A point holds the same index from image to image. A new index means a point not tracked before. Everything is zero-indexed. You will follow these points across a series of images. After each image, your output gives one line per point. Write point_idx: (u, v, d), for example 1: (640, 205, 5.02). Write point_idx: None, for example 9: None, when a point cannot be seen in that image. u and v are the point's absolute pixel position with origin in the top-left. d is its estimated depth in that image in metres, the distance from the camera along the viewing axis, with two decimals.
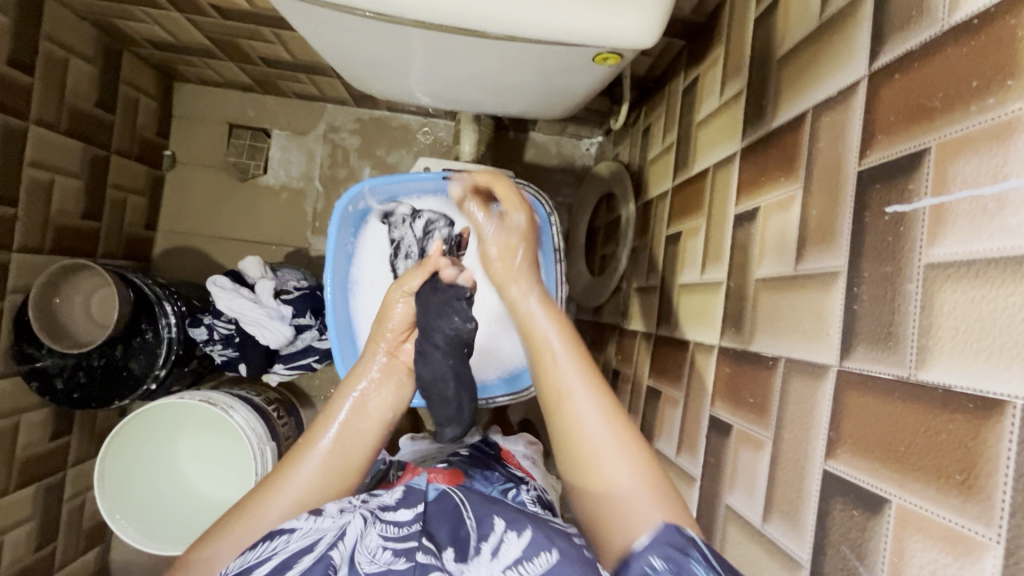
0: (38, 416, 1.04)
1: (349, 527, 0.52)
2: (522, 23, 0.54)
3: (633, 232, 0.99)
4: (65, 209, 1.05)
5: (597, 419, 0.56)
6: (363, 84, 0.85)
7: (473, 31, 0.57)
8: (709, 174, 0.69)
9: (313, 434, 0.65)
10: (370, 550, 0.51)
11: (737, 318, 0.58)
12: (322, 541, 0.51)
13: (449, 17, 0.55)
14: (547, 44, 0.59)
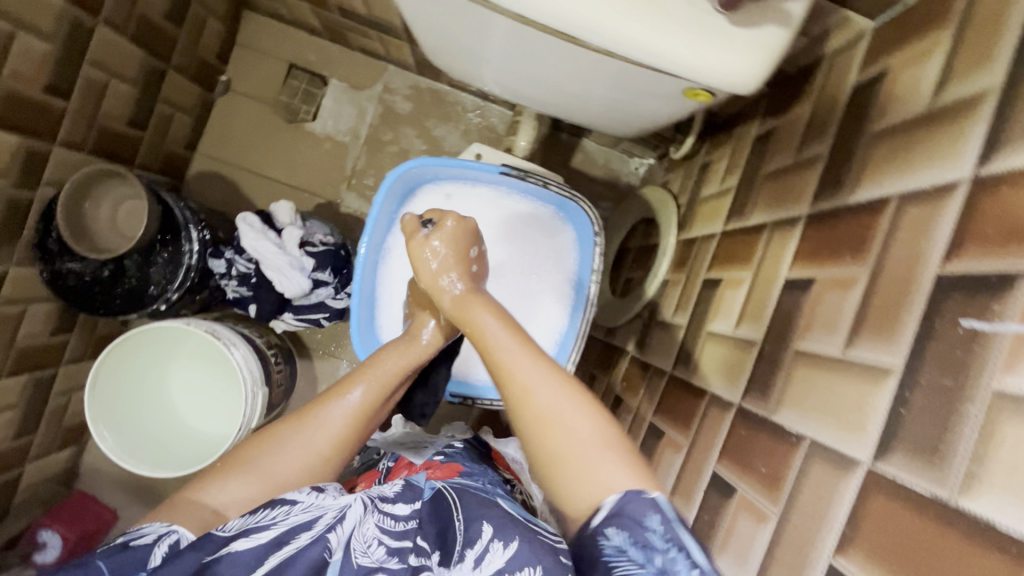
0: (43, 310, 1.04)
1: (348, 512, 0.54)
2: (624, 40, 0.53)
3: (667, 265, 0.98)
4: (115, 113, 1.04)
5: (544, 393, 0.57)
6: (436, 58, 0.83)
7: (574, 38, 0.55)
8: (766, 230, 0.68)
9: (342, 388, 0.68)
10: (365, 539, 0.53)
11: (764, 384, 0.57)
12: (320, 521, 0.53)
13: (550, 19, 0.53)
14: (638, 66, 0.57)
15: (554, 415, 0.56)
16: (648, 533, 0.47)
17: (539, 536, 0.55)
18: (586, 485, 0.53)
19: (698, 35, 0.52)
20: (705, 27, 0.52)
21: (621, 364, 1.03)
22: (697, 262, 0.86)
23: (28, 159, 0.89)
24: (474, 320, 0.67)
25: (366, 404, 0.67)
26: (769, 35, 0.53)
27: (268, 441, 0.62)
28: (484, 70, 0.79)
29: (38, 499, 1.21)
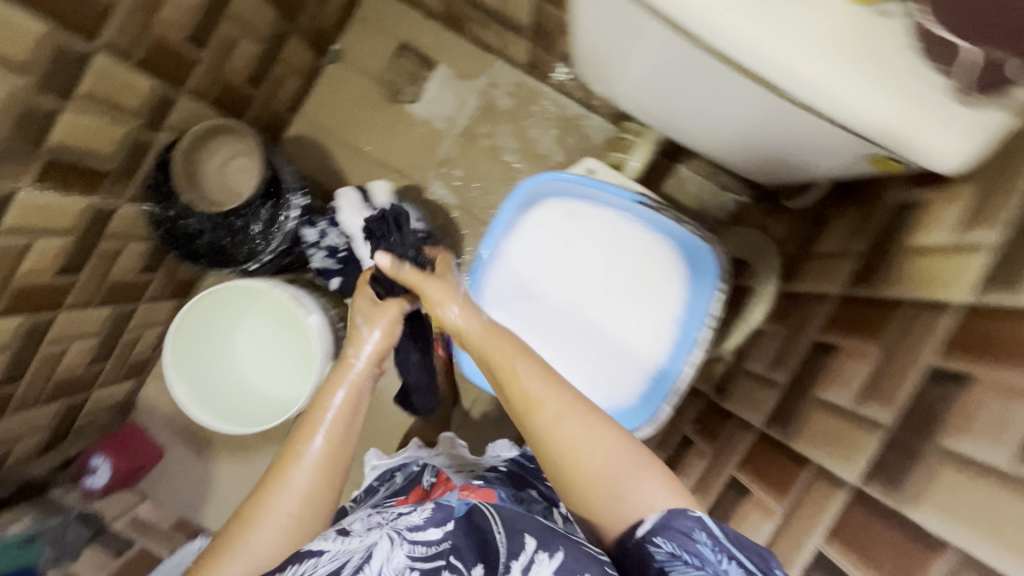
0: (140, 248, 1.06)
1: (376, 549, 0.52)
2: (849, 106, 0.51)
3: (762, 315, 0.95)
4: (239, 69, 1.05)
5: (570, 419, 0.62)
6: (583, 65, 0.81)
7: (778, 88, 0.53)
8: (904, 307, 0.65)
9: (305, 436, 0.71)
10: (395, 570, 0.51)
11: (895, 475, 0.55)
12: (348, 563, 0.51)
13: (776, 73, 0.51)
14: (842, 131, 0.56)
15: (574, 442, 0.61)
16: (697, 543, 0.52)
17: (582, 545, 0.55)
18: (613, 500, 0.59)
19: (920, 112, 0.51)
20: (931, 104, 0.50)
21: (694, 406, 1.01)
22: (804, 320, 0.83)
23: (157, 103, 0.91)
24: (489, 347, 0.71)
25: (328, 449, 0.71)
26: (987, 117, 0.51)
27: (253, 516, 0.65)
28: (634, 88, 0.77)
29: (96, 425, 1.25)
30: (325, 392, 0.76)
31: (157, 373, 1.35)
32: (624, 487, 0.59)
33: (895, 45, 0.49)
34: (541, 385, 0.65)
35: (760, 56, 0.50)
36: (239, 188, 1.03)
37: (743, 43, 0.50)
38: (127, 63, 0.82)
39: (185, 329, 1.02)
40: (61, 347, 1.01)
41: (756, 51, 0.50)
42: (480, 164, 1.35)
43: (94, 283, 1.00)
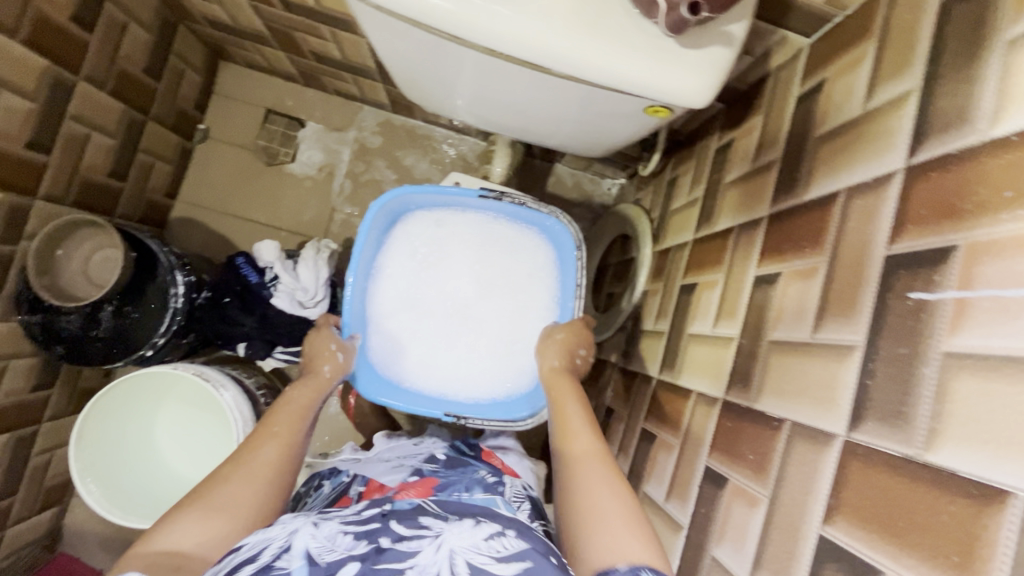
0: (26, 365, 1.03)
1: (297, 535, 0.52)
2: (570, 59, 0.52)
3: (646, 276, 1.02)
4: (94, 164, 1.06)
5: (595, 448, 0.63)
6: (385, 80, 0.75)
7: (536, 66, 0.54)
8: (732, 235, 0.72)
9: (272, 420, 0.67)
10: (329, 535, 0.53)
11: (744, 375, 0.60)
12: (267, 551, 0.50)
13: (515, 49, 0.53)
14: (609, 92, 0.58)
15: (581, 447, 0.63)
16: None
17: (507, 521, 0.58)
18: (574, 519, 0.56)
19: (652, 53, 0.52)
20: (656, 48, 0.52)
21: (609, 377, 1.06)
22: (675, 269, 0.89)
23: (9, 213, 0.91)
24: (567, 418, 0.67)
25: (293, 437, 0.66)
26: (717, 54, 0.54)
27: (212, 480, 0.59)
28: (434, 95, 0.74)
29: (22, 565, 1.16)
30: (287, 398, 0.71)
31: (82, 493, 1.28)
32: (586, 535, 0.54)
33: (602, 10, 0.52)
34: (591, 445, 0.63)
35: (493, 37, 0.52)
36: (100, 278, 1.04)
37: (480, 28, 0.51)
38: None
39: (111, 408, 1.01)
40: None
41: (483, 33, 0.52)
42: (371, 205, 1.37)
43: None
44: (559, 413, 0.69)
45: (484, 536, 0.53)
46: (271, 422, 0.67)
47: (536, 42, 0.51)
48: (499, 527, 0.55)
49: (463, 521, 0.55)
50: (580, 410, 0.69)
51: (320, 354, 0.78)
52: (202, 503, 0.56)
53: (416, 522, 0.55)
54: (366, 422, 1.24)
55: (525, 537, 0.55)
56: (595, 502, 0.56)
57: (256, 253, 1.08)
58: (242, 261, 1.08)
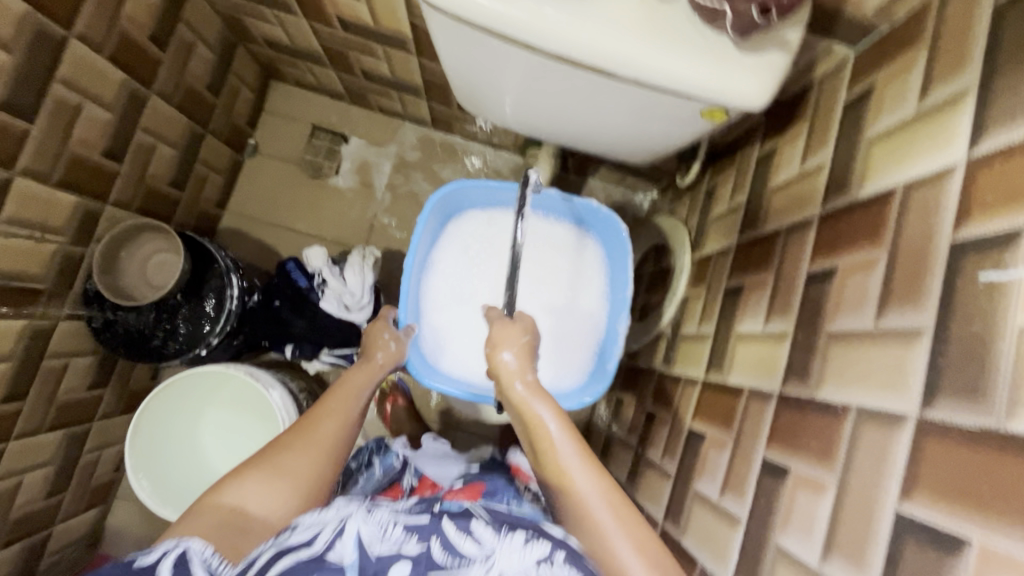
0: (83, 362, 1.07)
1: (349, 522, 0.53)
2: (637, 65, 0.55)
3: (685, 282, 1.04)
4: (158, 174, 1.12)
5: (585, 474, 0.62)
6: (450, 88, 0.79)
7: (602, 73, 0.58)
8: (781, 236, 0.74)
9: (328, 401, 0.69)
10: (381, 527, 0.54)
11: (803, 368, 0.61)
12: (321, 535, 0.52)
13: (584, 56, 0.56)
14: (670, 97, 0.61)
15: (572, 477, 0.63)
16: None
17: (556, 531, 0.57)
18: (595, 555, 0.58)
19: (716, 59, 0.55)
20: (719, 54, 0.55)
21: (648, 382, 1.07)
22: (717, 274, 0.91)
23: (84, 217, 0.96)
24: (546, 443, 0.66)
25: (348, 416, 0.68)
26: (775, 60, 0.57)
27: (270, 452, 0.62)
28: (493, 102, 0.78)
29: (64, 563, 1.18)
30: (345, 381, 0.73)
31: (123, 494, 1.30)
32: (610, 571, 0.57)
33: (669, 20, 0.55)
34: (581, 466, 0.63)
35: (565, 45, 0.55)
36: (156, 280, 1.05)
37: (552, 37, 0.55)
38: (47, 183, 0.87)
39: (160, 406, 1.05)
40: (12, 480, 0.98)
41: (555, 41, 0.55)
42: (409, 216, 1.41)
43: (40, 407, 1.00)
44: (541, 444, 0.66)
45: (537, 560, 0.51)
46: (329, 400, 0.69)
47: (610, 47, 0.54)
48: (555, 544, 0.53)
49: (516, 534, 0.54)
50: (558, 426, 0.67)
51: (376, 341, 0.81)
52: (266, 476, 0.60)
53: (466, 525, 0.55)
54: (403, 427, 1.26)
55: (582, 564, 0.52)
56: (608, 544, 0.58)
57: (304, 258, 1.13)
58: (291, 265, 1.13)
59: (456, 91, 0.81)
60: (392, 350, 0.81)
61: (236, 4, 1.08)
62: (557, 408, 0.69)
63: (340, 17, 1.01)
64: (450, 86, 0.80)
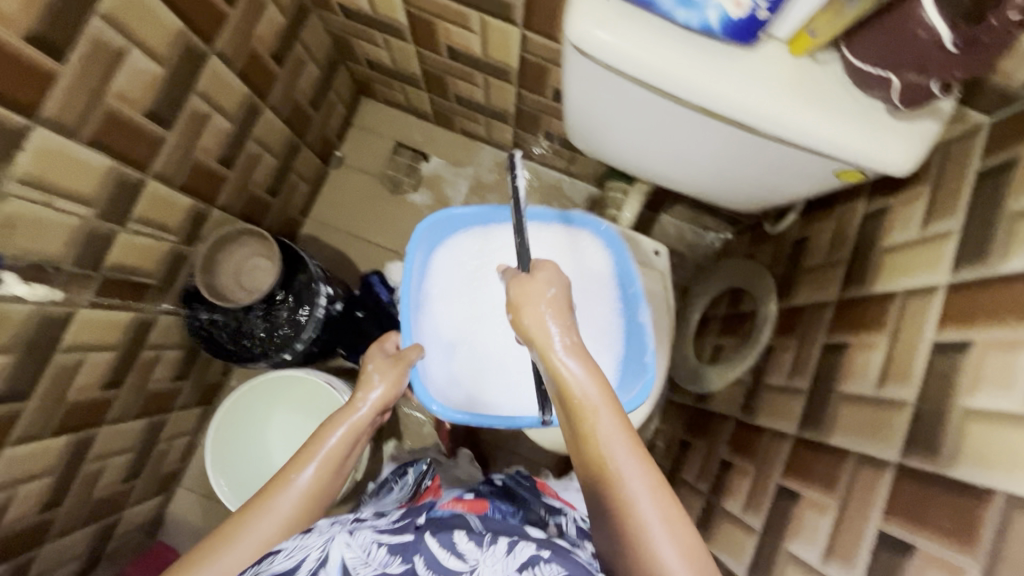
0: (173, 355, 1.11)
1: (332, 550, 0.56)
2: (783, 121, 0.56)
3: (769, 333, 1.02)
4: (259, 181, 1.17)
5: (631, 460, 0.55)
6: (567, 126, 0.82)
7: (742, 124, 0.59)
8: (896, 298, 0.72)
9: (295, 468, 0.73)
10: (366, 548, 0.57)
11: (931, 441, 0.59)
12: (304, 565, 0.55)
13: (726, 108, 0.57)
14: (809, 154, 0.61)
15: (614, 466, 0.55)
16: None
17: (563, 550, 0.58)
18: (636, 561, 0.53)
19: (865, 123, 0.56)
20: (869, 118, 0.56)
21: (724, 429, 1.05)
22: (811, 327, 0.90)
23: (194, 219, 1.01)
24: (591, 426, 0.57)
25: (317, 480, 0.73)
26: (926, 128, 0.56)
27: (231, 531, 0.65)
28: (606, 141, 0.80)
29: (127, 548, 1.21)
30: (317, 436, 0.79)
31: (185, 484, 1.33)
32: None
33: (819, 82, 0.56)
34: (625, 449, 0.56)
35: (711, 96, 0.57)
36: (246, 283, 1.06)
37: (698, 87, 0.57)
38: (171, 185, 0.91)
39: (236, 409, 1.08)
40: (98, 464, 1.01)
41: (701, 92, 0.57)
42: None
43: (132, 395, 1.04)
44: (580, 419, 0.58)
45: (517, 565, 0.54)
46: (299, 459, 0.75)
47: (756, 104, 0.56)
48: (535, 551, 0.55)
49: (498, 544, 0.57)
50: (609, 413, 0.58)
51: (362, 377, 0.88)
52: (236, 544, 0.64)
53: (448, 540, 0.58)
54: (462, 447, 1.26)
55: (564, 561, 0.54)
56: (651, 549, 0.52)
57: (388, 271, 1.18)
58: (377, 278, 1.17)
59: (569, 131, 0.84)
60: (373, 383, 0.87)
61: (349, 28, 1.13)
62: (595, 375, 0.60)
63: (449, 46, 1.05)
64: (566, 127, 0.83)
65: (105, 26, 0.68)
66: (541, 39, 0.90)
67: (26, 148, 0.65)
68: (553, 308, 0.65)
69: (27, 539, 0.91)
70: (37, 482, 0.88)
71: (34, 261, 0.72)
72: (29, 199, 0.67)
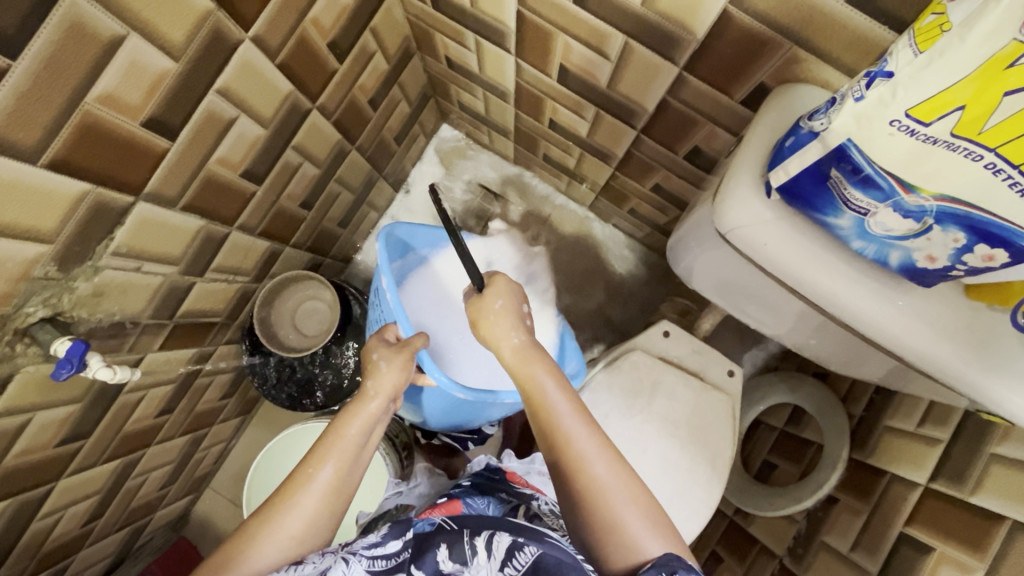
0: (223, 379, 1.11)
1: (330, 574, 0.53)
2: (917, 349, 0.52)
3: (840, 480, 0.95)
4: (333, 216, 1.14)
5: (577, 426, 0.63)
6: (677, 243, 0.80)
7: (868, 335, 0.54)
8: (1005, 528, 0.66)
9: (311, 465, 0.63)
10: None
11: None
12: None
13: (857, 320, 0.53)
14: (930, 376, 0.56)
15: (567, 432, 0.63)
16: None
17: (542, 530, 0.57)
18: (587, 508, 0.61)
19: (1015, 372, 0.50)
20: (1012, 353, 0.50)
21: (765, 566, 1.00)
22: (892, 505, 0.84)
23: (267, 259, 0.99)
24: (547, 408, 0.64)
25: (338, 480, 0.63)
26: None
27: (254, 529, 0.59)
28: (703, 266, 0.77)
29: (152, 544, 1.24)
30: (334, 427, 0.67)
31: (215, 486, 1.35)
32: (608, 534, 0.59)
33: (971, 326, 0.51)
34: (572, 415, 0.64)
35: (843, 308, 0.52)
36: (308, 331, 1.05)
37: (836, 295, 0.51)
38: (252, 234, 0.89)
39: (272, 453, 1.07)
40: (139, 480, 1.03)
41: (834, 300, 0.52)
42: None
43: (182, 417, 1.04)
44: (535, 399, 0.65)
45: (500, 564, 0.53)
46: (315, 453, 0.65)
47: (865, 312, 0.52)
48: (512, 540, 0.54)
49: (477, 547, 0.55)
50: (562, 397, 0.65)
51: (367, 363, 0.73)
52: (263, 544, 0.58)
53: (431, 565, 0.54)
54: None
55: (543, 543, 0.54)
56: (605, 497, 0.60)
57: None
58: None
59: (671, 242, 0.82)
60: (382, 371, 0.71)
61: (451, 75, 1.08)
62: (558, 377, 0.66)
63: (552, 119, 0.99)
64: (673, 236, 0.80)
65: (219, 101, 0.65)
66: (658, 145, 0.83)
67: (126, 224, 0.63)
68: (507, 303, 0.70)
69: (67, 549, 0.94)
70: (83, 503, 0.90)
71: (115, 320, 0.72)
72: (120, 268, 0.66)
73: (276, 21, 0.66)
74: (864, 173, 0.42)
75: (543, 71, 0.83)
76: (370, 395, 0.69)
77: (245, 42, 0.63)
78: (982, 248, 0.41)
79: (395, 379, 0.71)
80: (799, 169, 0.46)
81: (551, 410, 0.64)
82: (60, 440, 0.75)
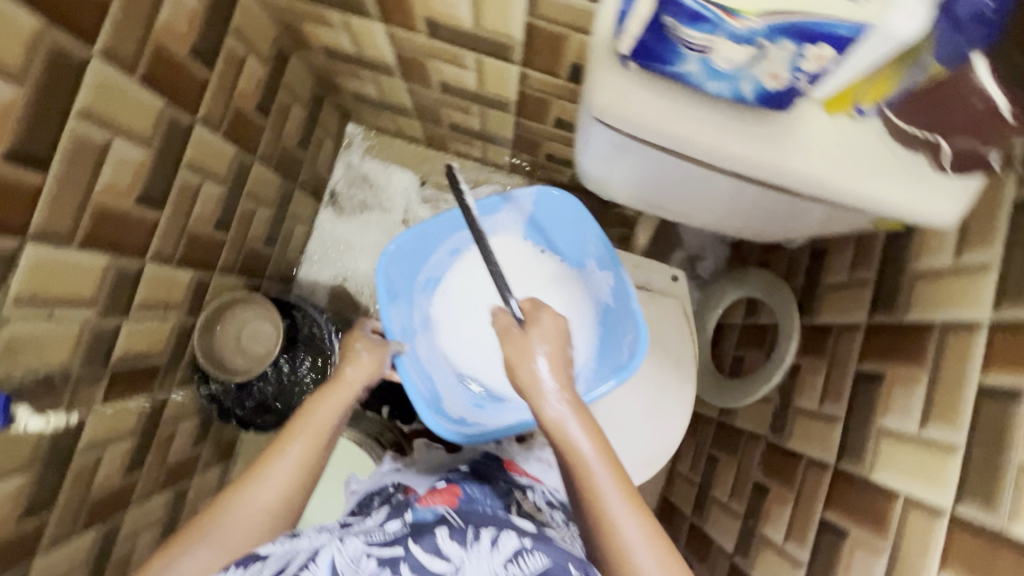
0: (189, 424, 1.08)
1: (323, 551, 0.55)
2: (835, 190, 0.56)
3: (797, 348, 0.99)
4: (256, 234, 1.12)
5: (606, 477, 0.59)
6: (614, 174, 0.81)
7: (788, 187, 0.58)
8: (935, 331, 0.71)
9: (276, 447, 0.65)
10: (353, 556, 0.55)
11: (987, 494, 0.60)
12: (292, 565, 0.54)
13: (773, 175, 0.56)
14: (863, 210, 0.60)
15: (597, 485, 0.59)
16: None
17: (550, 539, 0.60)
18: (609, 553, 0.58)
19: (915, 179, 0.55)
20: (901, 171, 0.55)
21: (755, 449, 1.04)
22: (844, 351, 0.88)
23: (197, 288, 0.97)
24: (582, 465, 0.60)
25: (304, 460, 0.65)
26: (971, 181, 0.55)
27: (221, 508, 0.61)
28: (648, 180, 0.78)
29: None
30: (308, 404, 0.69)
31: None
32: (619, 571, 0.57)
33: (863, 149, 0.55)
34: (610, 476, 0.59)
35: (750, 167, 0.56)
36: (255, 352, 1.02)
37: (738, 158, 0.55)
38: (170, 264, 0.87)
39: None
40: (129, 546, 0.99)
41: (742, 163, 0.56)
42: None
43: (155, 471, 1.01)
44: (572, 454, 0.60)
45: (505, 560, 0.55)
46: (288, 429, 0.67)
47: (775, 167, 0.55)
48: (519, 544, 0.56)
49: (482, 539, 0.57)
50: (599, 450, 0.60)
51: (349, 349, 0.76)
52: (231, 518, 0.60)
53: (432, 544, 0.56)
54: None
55: (547, 550, 0.57)
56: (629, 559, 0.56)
57: None
58: None
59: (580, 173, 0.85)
60: (364, 359, 0.74)
61: (333, 66, 1.08)
62: (594, 435, 0.61)
63: (442, 81, 1.00)
64: (577, 161, 0.82)
65: (84, 124, 0.63)
66: (541, 74, 0.85)
67: (20, 269, 0.61)
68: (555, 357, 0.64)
69: None
70: None
71: (41, 375, 0.69)
72: (27, 318, 0.64)
73: (122, 33, 0.65)
74: (691, 9, 0.43)
75: (413, 29, 0.83)
76: (345, 378, 0.72)
77: (92, 58, 0.62)
78: (810, 50, 0.44)
79: (368, 365, 0.74)
80: (640, 30, 0.47)
81: (582, 465, 0.60)
82: (22, 515, 0.72)
